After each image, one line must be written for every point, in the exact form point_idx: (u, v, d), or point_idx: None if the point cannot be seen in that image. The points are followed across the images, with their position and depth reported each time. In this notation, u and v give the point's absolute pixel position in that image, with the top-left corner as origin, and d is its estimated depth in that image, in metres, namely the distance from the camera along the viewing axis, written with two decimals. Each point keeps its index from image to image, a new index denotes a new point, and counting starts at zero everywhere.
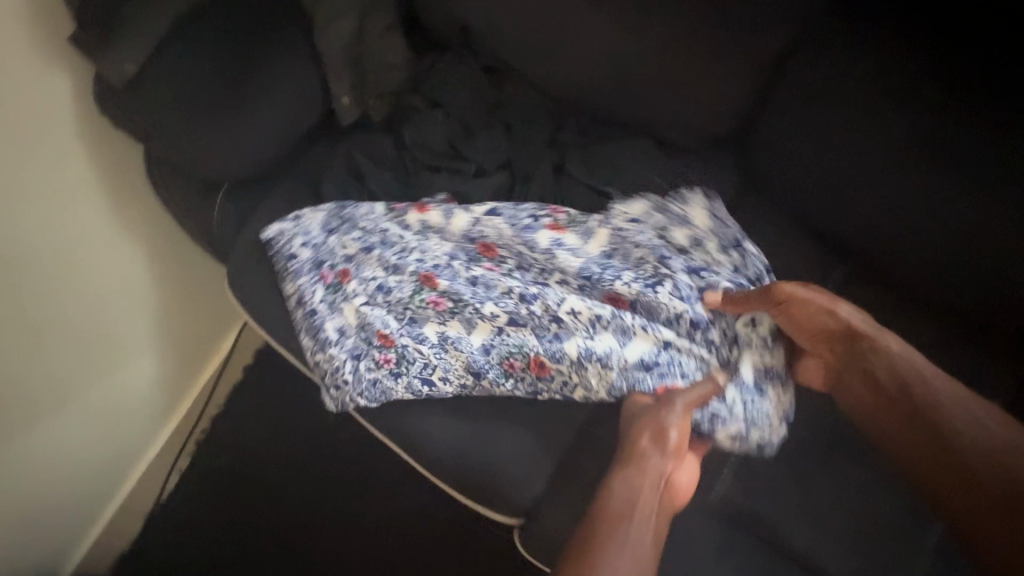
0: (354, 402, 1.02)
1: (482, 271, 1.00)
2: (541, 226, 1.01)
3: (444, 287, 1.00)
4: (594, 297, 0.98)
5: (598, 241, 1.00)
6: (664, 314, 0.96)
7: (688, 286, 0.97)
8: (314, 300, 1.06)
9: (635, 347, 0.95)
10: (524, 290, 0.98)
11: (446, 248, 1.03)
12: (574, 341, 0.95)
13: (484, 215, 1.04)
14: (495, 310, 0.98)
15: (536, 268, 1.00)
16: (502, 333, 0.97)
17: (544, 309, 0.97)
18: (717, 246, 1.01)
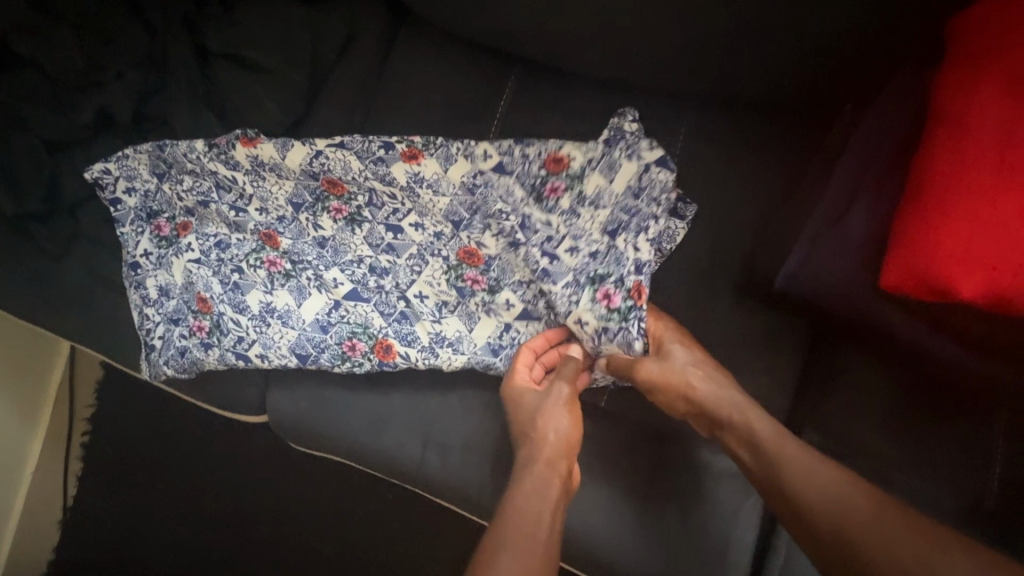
0: (163, 370, 0.92)
1: (331, 228, 0.91)
2: (394, 156, 0.89)
3: (286, 248, 0.90)
4: (443, 253, 0.89)
5: (458, 171, 0.89)
6: (516, 274, 0.87)
7: (538, 261, 0.83)
8: (138, 252, 0.93)
9: (481, 329, 0.88)
10: (373, 257, 0.90)
11: (289, 190, 0.92)
12: (423, 324, 0.88)
13: (327, 148, 0.90)
14: (341, 277, 0.90)
15: (400, 209, 0.90)
16: (338, 308, 0.89)
17: (392, 283, 0.90)
18: (586, 232, 0.84)
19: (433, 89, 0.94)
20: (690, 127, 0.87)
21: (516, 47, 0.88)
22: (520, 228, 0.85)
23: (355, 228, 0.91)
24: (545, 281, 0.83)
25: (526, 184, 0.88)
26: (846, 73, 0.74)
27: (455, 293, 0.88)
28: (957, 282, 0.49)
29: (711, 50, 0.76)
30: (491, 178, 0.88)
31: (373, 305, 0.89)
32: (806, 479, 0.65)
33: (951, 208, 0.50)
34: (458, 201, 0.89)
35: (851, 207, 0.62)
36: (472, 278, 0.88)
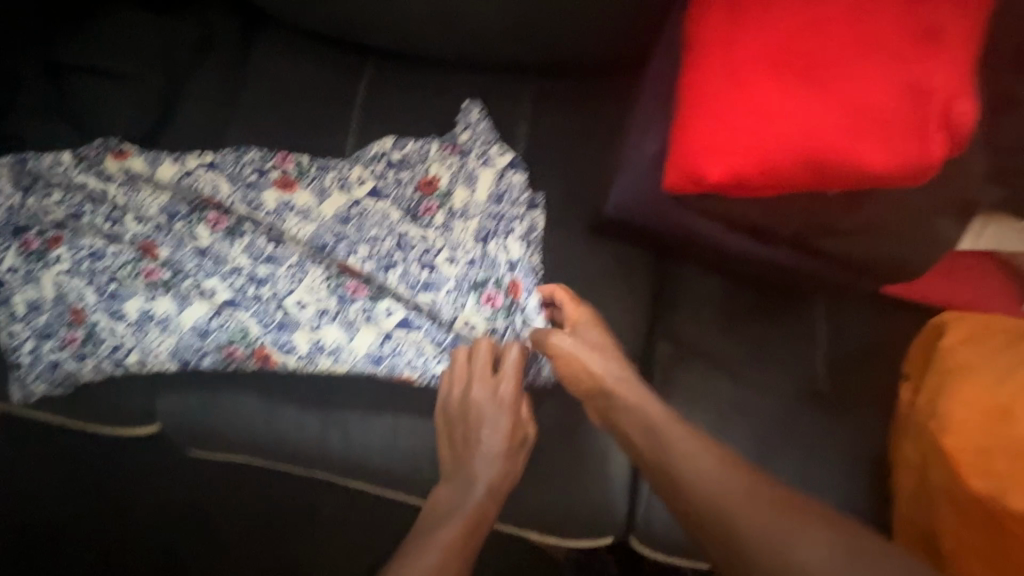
0: (35, 388, 0.88)
1: (207, 237, 0.89)
2: (266, 182, 0.90)
3: (165, 257, 0.88)
4: (325, 264, 0.88)
5: (332, 204, 0.89)
6: (397, 287, 0.85)
7: (418, 276, 0.86)
8: (2, 268, 0.87)
9: (362, 338, 0.84)
10: (252, 270, 0.88)
11: (163, 200, 0.90)
12: (302, 333, 0.85)
13: (198, 169, 0.90)
14: (217, 286, 0.87)
15: (275, 229, 0.89)
16: (219, 315, 0.86)
17: (271, 292, 0.87)
18: (461, 244, 0.87)
19: (293, 85, 0.98)
20: (533, 94, 0.96)
21: (364, 37, 0.93)
22: (397, 248, 0.87)
23: (234, 238, 0.89)
24: (422, 295, 0.85)
25: (401, 206, 0.91)
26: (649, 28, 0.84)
27: (336, 299, 0.86)
28: (704, 171, 0.56)
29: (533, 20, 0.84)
30: (365, 203, 0.89)
31: (253, 316, 0.86)
32: (684, 453, 0.69)
33: (702, 109, 0.57)
34: (327, 228, 0.88)
35: (649, 136, 0.72)
36: (354, 285, 0.86)
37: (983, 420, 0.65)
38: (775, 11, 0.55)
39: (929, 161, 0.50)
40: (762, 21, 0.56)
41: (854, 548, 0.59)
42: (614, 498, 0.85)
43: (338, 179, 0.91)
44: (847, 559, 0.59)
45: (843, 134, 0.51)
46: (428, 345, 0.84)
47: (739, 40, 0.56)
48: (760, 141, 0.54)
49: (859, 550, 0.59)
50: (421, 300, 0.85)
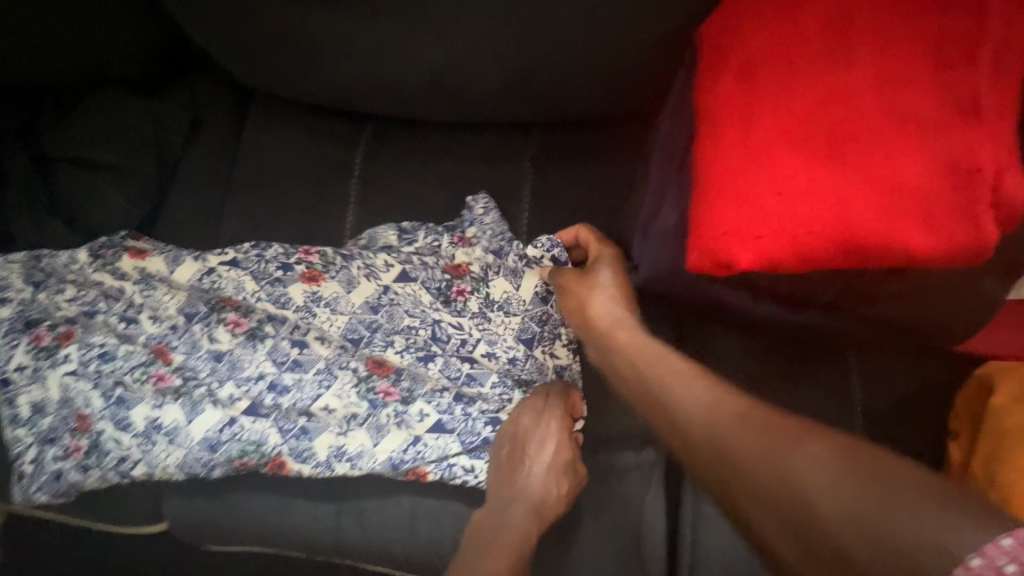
0: (35, 497, 0.84)
1: (228, 341, 0.84)
2: (292, 277, 0.87)
3: (178, 362, 0.83)
4: (352, 365, 0.84)
5: (359, 292, 0.87)
6: (429, 384, 0.83)
7: (460, 368, 0.84)
8: (10, 366, 0.83)
9: (387, 442, 0.81)
10: (275, 376, 0.83)
11: (181, 299, 0.86)
12: (326, 437, 0.82)
13: (220, 266, 0.88)
14: (237, 392, 0.82)
15: (302, 325, 0.86)
16: (232, 426, 0.81)
17: (292, 402, 0.83)
18: (500, 339, 0.85)
19: (286, 160, 0.95)
20: (535, 152, 0.93)
21: (355, 106, 0.90)
22: (432, 340, 0.85)
23: (256, 343, 0.84)
24: (465, 386, 0.83)
25: (433, 290, 0.87)
26: (654, 83, 0.80)
27: (366, 404, 0.82)
28: (733, 254, 0.53)
29: (533, 85, 0.80)
30: (395, 291, 0.86)
31: (273, 421, 0.82)
32: (678, 386, 0.61)
33: (737, 189, 0.53)
34: (358, 319, 0.86)
35: (663, 206, 0.67)
36: (384, 389, 0.83)
37: None
38: (793, 78, 0.51)
39: (980, 239, 0.46)
40: (780, 91, 0.52)
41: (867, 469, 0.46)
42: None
43: (365, 270, 0.87)
44: (850, 478, 0.46)
45: (882, 215, 0.47)
46: (459, 450, 0.80)
47: (758, 114, 0.53)
48: (793, 223, 0.50)
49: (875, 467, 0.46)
50: (462, 390, 0.83)
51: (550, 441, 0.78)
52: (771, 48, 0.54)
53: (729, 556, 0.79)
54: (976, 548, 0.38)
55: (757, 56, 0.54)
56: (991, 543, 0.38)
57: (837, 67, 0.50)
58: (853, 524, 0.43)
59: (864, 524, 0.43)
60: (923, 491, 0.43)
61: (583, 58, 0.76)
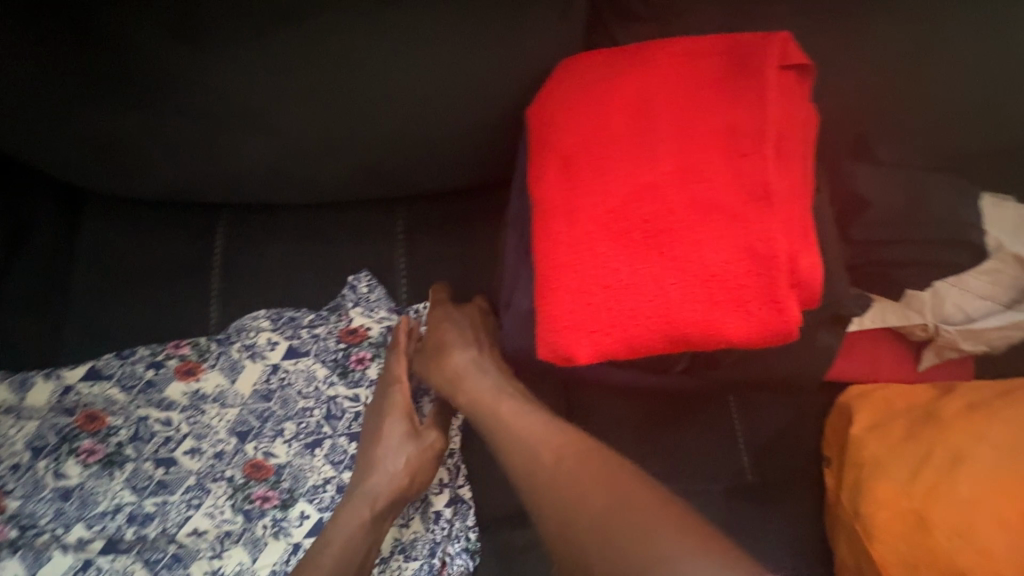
0: None
1: (79, 475, 0.75)
2: (167, 376, 0.81)
3: (13, 510, 0.73)
4: (227, 474, 0.78)
5: (247, 377, 0.82)
6: (310, 481, 0.79)
7: (345, 451, 0.80)
8: None
9: (267, 555, 0.76)
10: (135, 506, 0.76)
11: (30, 430, 0.76)
12: (200, 564, 0.74)
13: (80, 381, 0.79)
14: (89, 533, 0.74)
15: (173, 436, 0.79)
16: (85, 572, 0.72)
17: (159, 529, 0.75)
18: None
19: (131, 258, 0.87)
20: (406, 225, 0.90)
21: (204, 196, 0.84)
22: (325, 421, 0.82)
23: (113, 470, 0.76)
24: (349, 472, 0.80)
25: (329, 362, 0.84)
26: (509, 153, 0.80)
27: (242, 518, 0.77)
28: (573, 349, 0.52)
29: (387, 165, 0.79)
30: (285, 368, 0.83)
31: (135, 556, 0.73)
32: (524, 443, 0.61)
33: (569, 283, 0.53)
34: (248, 409, 0.81)
35: (518, 289, 0.67)
36: (261, 496, 0.78)
37: (900, 523, 0.63)
38: (608, 174, 0.53)
39: (786, 323, 0.47)
40: (598, 186, 0.53)
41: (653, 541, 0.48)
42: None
43: (249, 348, 0.83)
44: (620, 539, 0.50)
45: (699, 304, 0.48)
46: None
47: (580, 208, 0.53)
48: (621, 317, 0.50)
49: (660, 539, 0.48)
50: (346, 479, 0.79)
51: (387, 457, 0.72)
52: (586, 141, 0.55)
53: None
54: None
55: (573, 148, 0.55)
56: None
57: (644, 163, 0.52)
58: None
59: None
60: (698, 560, 0.46)
61: (433, 135, 0.75)
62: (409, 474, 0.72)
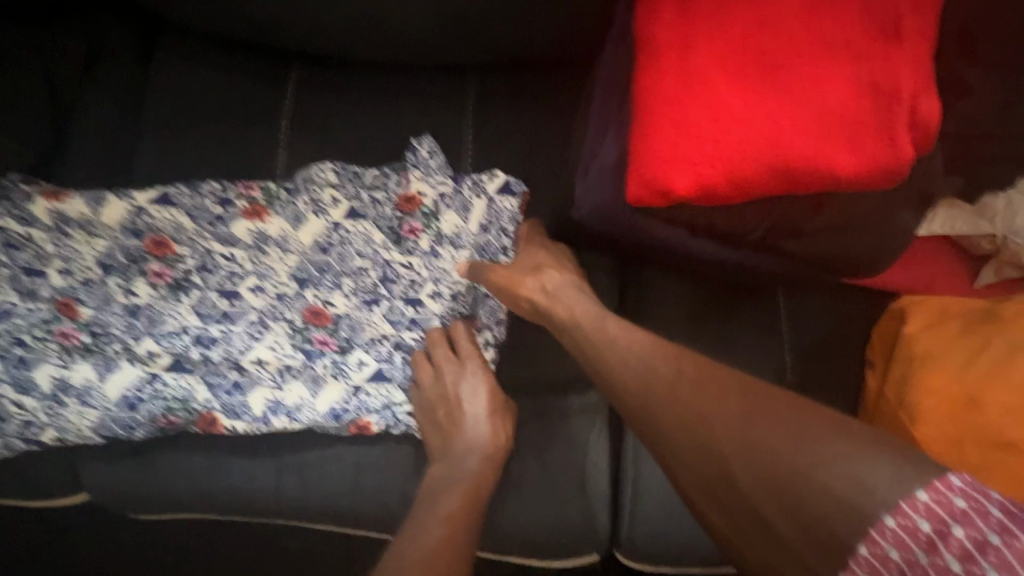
0: None
1: (147, 295, 0.78)
2: (234, 214, 0.81)
3: (86, 318, 0.76)
4: (287, 316, 0.80)
5: (309, 230, 0.82)
6: (367, 333, 0.80)
7: (403, 313, 0.81)
8: None
9: (326, 394, 0.79)
10: (200, 331, 0.78)
11: (99, 249, 0.78)
12: (260, 392, 0.78)
13: (150, 205, 0.80)
14: (157, 349, 0.77)
15: (238, 271, 0.80)
16: (153, 383, 0.76)
17: (223, 354, 0.78)
18: (447, 274, 0.82)
19: (205, 99, 0.87)
20: (476, 97, 0.89)
21: (279, 42, 0.83)
22: (381, 282, 0.81)
23: (180, 295, 0.79)
24: (407, 332, 0.81)
25: (385, 228, 0.83)
26: (594, 23, 0.77)
27: (301, 357, 0.79)
28: (672, 181, 0.52)
29: (474, 20, 0.77)
30: (346, 227, 0.82)
31: (199, 377, 0.78)
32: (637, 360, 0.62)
33: (679, 114, 0.52)
34: (308, 259, 0.82)
35: (602, 144, 0.66)
36: (321, 340, 0.80)
37: (945, 409, 0.65)
38: (732, 7, 0.51)
39: (901, 160, 0.49)
40: (715, 19, 0.52)
41: (815, 452, 0.48)
42: (594, 502, 0.79)
43: (312, 201, 0.82)
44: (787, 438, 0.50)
45: (809, 138, 0.49)
46: (402, 400, 0.80)
47: (695, 41, 0.52)
48: (728, 150, 0.50)
49: (812, 433, 0.50)
50: (403, 338, 0.81)
51: (473, 385, 0.79)
52: None
53: (664, 501, 0.77)
54: (893, 507, 0.44)
55: None
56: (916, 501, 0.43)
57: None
58: (791, 503, 0.48)
59: (793, 499, 0.48)
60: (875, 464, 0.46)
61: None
62: (492, 396, 0.79)
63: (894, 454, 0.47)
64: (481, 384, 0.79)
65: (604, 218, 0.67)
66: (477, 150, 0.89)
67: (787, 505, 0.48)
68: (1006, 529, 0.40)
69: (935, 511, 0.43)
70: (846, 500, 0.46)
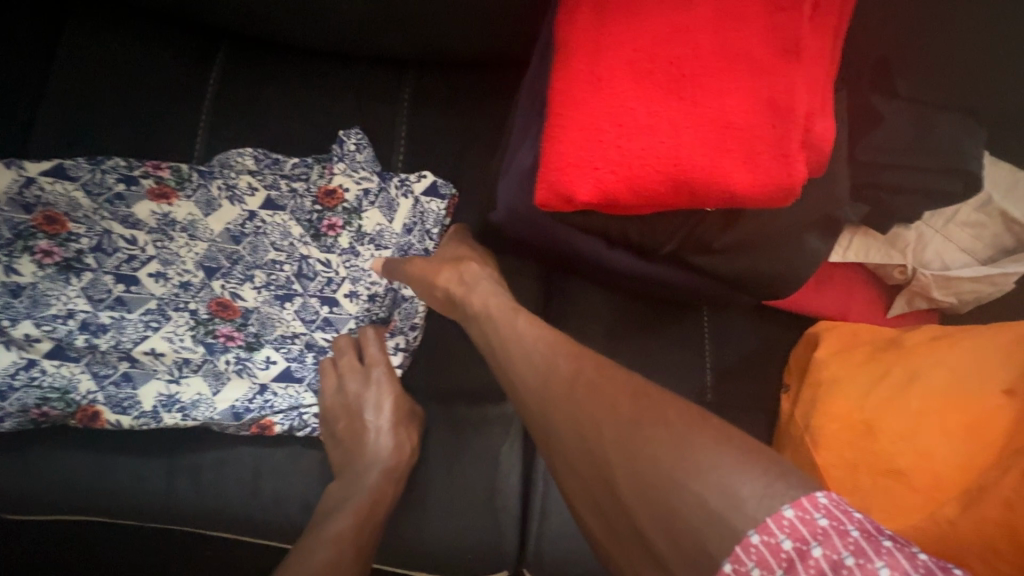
0: None
1: (32, 274, 0.71)
2: (138, 194, 0.76)
3: None
4: (190, 307, 0.75)
5: (222, 216, 0.78)
6: (278, 330, 0.77)
7: (317, 311, 0.79)
8: None
9: (227, 391, 0.74)
10: (90, 317, 0.72)
11: None
12: (154, 385, 0.73)
13: (42, 176, 0.73)
14: (36, 333, 0.70)
15: (138, 256, 0.75)
16: (30, 370, 0.70)
17: (112, 342, 0.72)
18: (366, 274, 0.80)
19: (120, 70, 0.82)
20: (412, 93, 0.86)
21: (202, 18, 0.79)
22: (296, 278, 0.78)
23: (70, 276, 0.72)
24: (320, 332, 0.79)
25: (304, 221, 0.80)
26: (529, 27, 0.76)
27: (202, 350, 0.75)
28: (574, 187, 0.51)
29: (405, 11, 0.74)
30: (263, 217, 0.79)
31: (83, 367, 0.72)
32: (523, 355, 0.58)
33: (584, 119, 0.51)
34: (218, 247, 0.77)
35: (522, 145, 0.65)
36: (226, 334, 0.76)
37: (847, 433, 0.65)
38: (643, 13, 0.51)
39: (794, 179, 0.49)
40: (627, 25, 0.51)
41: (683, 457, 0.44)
42: (501, 516, 0.76)
43: (227, 186, 0.78)
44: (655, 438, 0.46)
45: (709, 151, 0.48)
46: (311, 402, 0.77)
47: (605, 46, 0.51)
48: (630, 156, 0.49)
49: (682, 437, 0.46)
50: (316, 338, 0.79)
51: (375, 394, 0.75)
52: None
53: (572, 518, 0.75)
54: (758, 523, 0.40)
55: None
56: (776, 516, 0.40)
57: (681, 6, 0.50)
58: (669, 517, 0.43)
59: (669, 511, 0.43)
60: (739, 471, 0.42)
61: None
62: (396, 407, 0.75)
63: (771, 469, 0.42)
64: (384, 393, 0.75)
65: (521, 222, 0.66)
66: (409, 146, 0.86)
67: (654, 516, 0.44)
68: (861, 551, 0.37)
69: (797, 528, 0.39)
70: (721, 513, 0.41)
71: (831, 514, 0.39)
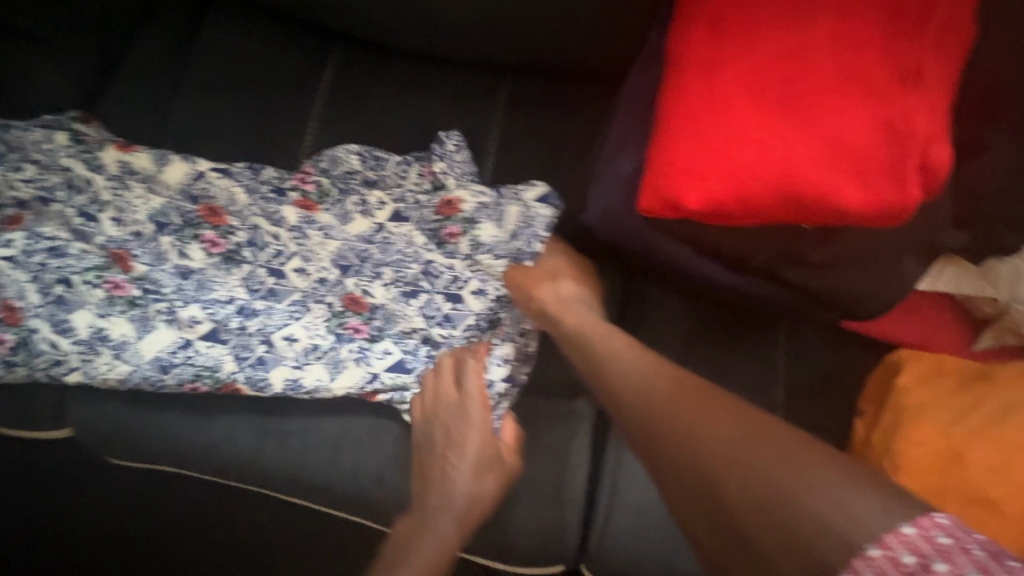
0: None
1: (200, 260, 0.75)
2: (286, 200, 0.80)
3: (140, 272, 0.74)
4: (327, 299, 0.77)
5: (355, 224, 0.81)
6: (400, 326, 0.78)
7: (440, 307, 0.78)
8: None
9: (344, 378, 0.76)
10: (242, 303, 0.75)
11: (155, 206, 0.77)
12: (282, 370, 0.75)
13: (210, 171, 0.80)
14: (200, 315, 0.74)
15: (284, 250, 0.78)
16: (186, 349, 0.73)
17: (258, 326, 0.75)
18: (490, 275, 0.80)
19: (246, 63, 0.90)
20: (506, 99, 0.91)
21: (324, 21, 0.86)
22: (422, 276, 0.79)
23: (231, 266, 0.76)
24: (438, 328, 0.78)
25: (426, 229, 0.82)
26: (626, 42, 0.80)
27: (331, 339, 0.76)
28: (683, 195, 0.53)
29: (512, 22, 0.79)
30: (391, 228, 0.81)
31: (230, 351, 0.74)
32: (639, 375, 0.63)
33: (699, 130, 0.53)
34: (348, 245, 0.80)
35: (620, 153, 0.68)
36: (354, 326, 0.77)
37: (933, 458, 0.65)
38: (758, 34, 0.53)
39: (905, 200, 0.51)
40: (743, 45, 0.54)
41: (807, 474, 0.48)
42: (567, 507, 0.79)
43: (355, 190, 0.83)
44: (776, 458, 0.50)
45: (819, 165, 0.50)
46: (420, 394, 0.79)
47: (722, 63, 0.54)
48: (742, 169, 0.52)
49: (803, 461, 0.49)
50: (434, 333, 0.78)
51: (467, 412, 0.77)
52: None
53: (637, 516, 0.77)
54: (877, 539, 0.41)
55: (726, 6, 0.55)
56: (893, 532, 0.41)
57: (798, 28, 0.52)
58: (780, 533, 0.46)
59: (781, 521, 0.46)
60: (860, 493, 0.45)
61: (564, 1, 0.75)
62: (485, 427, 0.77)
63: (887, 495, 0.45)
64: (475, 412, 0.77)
65: (615, 227, 0.69)
66: (500, 149, 0.91)
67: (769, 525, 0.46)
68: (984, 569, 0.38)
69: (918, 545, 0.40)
70: (835, 530, 0.44)
71: (953, 534, 0.40)
